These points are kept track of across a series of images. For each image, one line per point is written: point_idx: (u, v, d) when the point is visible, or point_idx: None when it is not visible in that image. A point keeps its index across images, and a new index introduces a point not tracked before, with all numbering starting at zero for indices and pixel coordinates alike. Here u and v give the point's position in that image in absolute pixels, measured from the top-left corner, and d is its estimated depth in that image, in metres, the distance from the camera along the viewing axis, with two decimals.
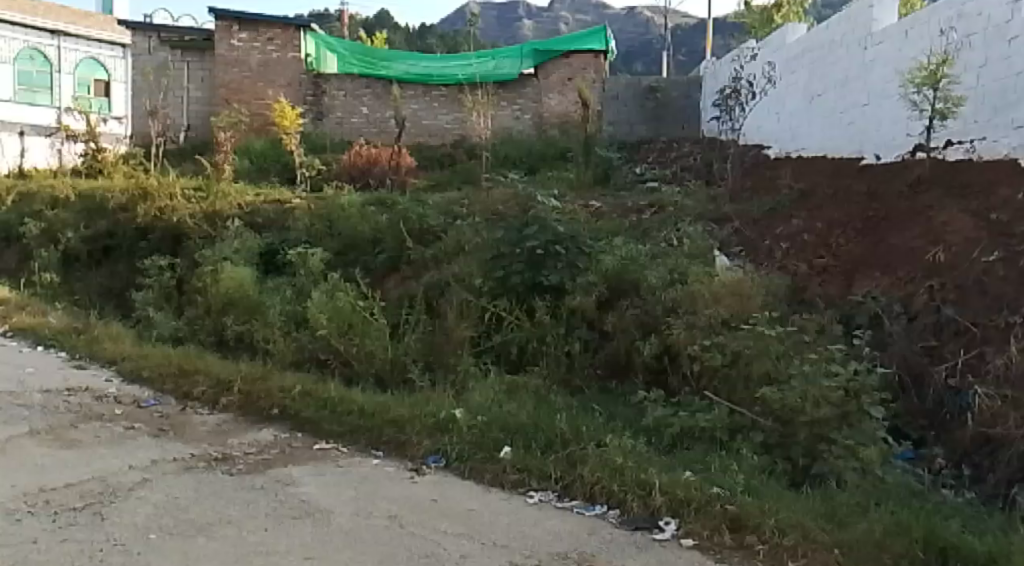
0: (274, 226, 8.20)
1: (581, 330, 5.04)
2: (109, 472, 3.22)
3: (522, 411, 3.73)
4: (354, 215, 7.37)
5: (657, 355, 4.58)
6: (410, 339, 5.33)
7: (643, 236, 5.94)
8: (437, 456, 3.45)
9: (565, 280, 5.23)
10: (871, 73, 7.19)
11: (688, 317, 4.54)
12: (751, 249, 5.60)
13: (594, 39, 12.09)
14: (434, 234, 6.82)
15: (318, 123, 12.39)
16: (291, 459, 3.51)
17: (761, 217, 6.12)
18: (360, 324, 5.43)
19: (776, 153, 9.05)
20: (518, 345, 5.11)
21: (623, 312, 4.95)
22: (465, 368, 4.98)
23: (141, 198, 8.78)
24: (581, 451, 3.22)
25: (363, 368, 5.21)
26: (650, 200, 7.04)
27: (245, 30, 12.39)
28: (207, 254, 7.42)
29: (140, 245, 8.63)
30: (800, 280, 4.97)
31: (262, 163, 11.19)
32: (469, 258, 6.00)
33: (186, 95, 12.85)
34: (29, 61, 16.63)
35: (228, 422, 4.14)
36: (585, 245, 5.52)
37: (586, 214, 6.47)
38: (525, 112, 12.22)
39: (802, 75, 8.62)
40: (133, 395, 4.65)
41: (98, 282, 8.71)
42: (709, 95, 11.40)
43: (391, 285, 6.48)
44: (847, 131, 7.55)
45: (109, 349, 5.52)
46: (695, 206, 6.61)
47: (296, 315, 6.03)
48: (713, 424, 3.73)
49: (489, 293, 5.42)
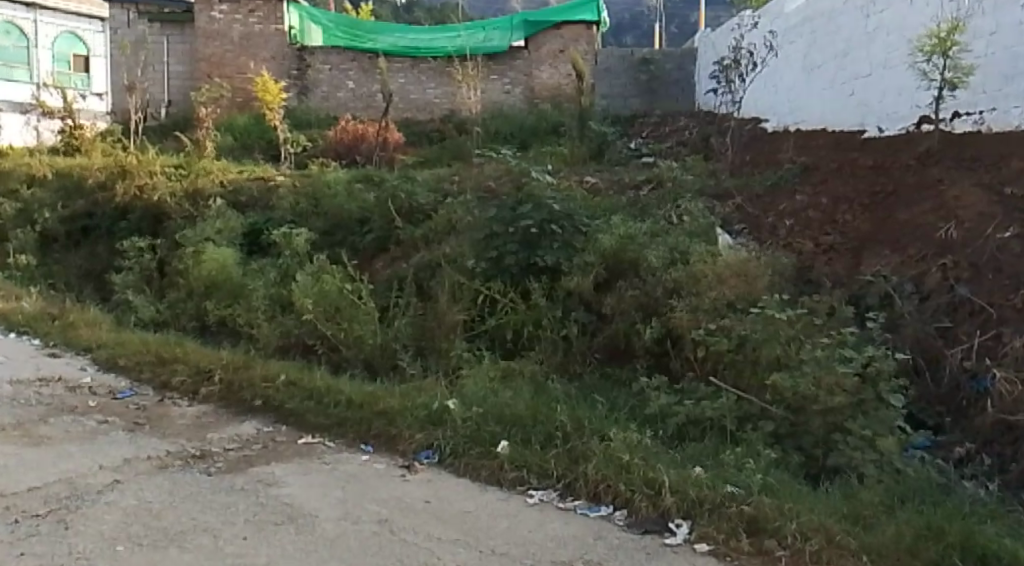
0: (258, 205, 7.94)
1: (579, 312, 4.83)
2: (77, 473, 3.00)
3: (519, 401, 3.52)
4: (341, 193, 7.11)
5: (658, 338, 4.39)
6: (400, 324, 5.12)
7: (641, 214, 5.72)
8: (430, 452, 3.25)
9: (562, 261, 5.02)
10: (874, 43, 6.96)
11: (691, 299, 4.34)
12: (753, 226, 5.39)
13: (586, 10, 11.79)
14: (424, 213, 6.58)
15: (303, 98, 12.05)
16: (274, 455, 3.30)
17: (763, 193, 5.90)
18: (348, 308, 5.20)
19: (775, 126, 8.80)
20: (513, 329, 4.90)
21: (622, 294, 4.75)
22: (457, 353, 4.77)
23: (120, 176, 8.47)
24: (583, 446, 3.03)
25: (351, 354, 5.00)
26: (647, 176, 6.81)
27: (226, 2, 12.01)
28: (189, 234, 7.13)
29: (120, 225, 8.34)
30: (806, 258, 4.76)
31: (246, 139, 10.87)
32: (461, 237, 5.78)
33: (166, 69, 12.47)
34: (5, 36, 15.90)
35: (208, 414, 3.92)
36: (582, 224, 5.30)
37: (582, 191, 6.23)
38: (515, 86, 11.91)
39: (801, 45, 8.37)
40: (109, 386, 4.42)
41: (77, 265, 8.42)
42: (704, 68, 11.14)
43: (380, 266, 6.24)
44: (848, 102, 7.32)
45: (85, 336, 5.28)
46: (694, 181, 6.38)
47: (281, 299, 5.79)
48: (720, 412, 3.54)
49: (482, 274, 5.20)
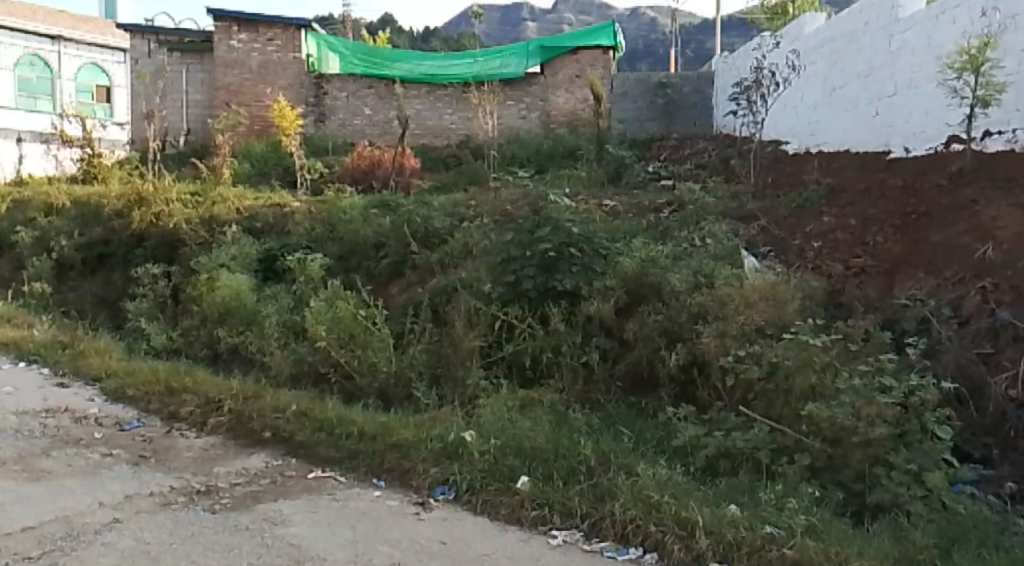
0: (274, 231, 7.88)
1: (599, 338, 4.67)
2: (74, 512, 2.85)
3: (539, 432, 3.35)
4: (356, 218, 7.00)
5: (683, 366, 4.22)
6: (415, 350, 4.97)
7: (663, 236, 5.55)
8: (445, 488, 3.08)
9: (582, 285, 4.85)
10: (898, 62, 6.80)
11: (718, 323, 4.17)
12: (779, 248, 5.21)
13: (602, 34, 11.69)
14: (439, 237, 6.45)
15: (320, 125, 12.05)
16: (283, 491, 3.15)
17: (789, 214, 5.73)
18: (362, 335, 5.06)
19: (796, 149, 8.64)
20: (531, 356, 4.73)
21: (645, 319, 4.58)
22: (475, 382, 4.61)
23: (136, 203, 8.44)
24: (609, 482, 2.86)
25: (365, 382, 4.86)
26: (667, 198, 6.67)
27: (245, 31, 12.06)
28: (204, 261, 7.06)
29: (136, 252, 8.28)
30: (835, 281, 4.58)
31: (263, 166, 10.84)
32: (477, 262, 5.64)
33: (185, 97, 12.50)
34: (29, 68, 17.68)
35: (216, 447, 3.77)
36: (602, 247, 5.14)
37: (601, 213, 6.08)
38: (532, 111, 11.84)
39: (821, 66, 8.24)
40: (115, 417, 4.29)
41: (92, 292, 8.36)
42: (723, 89, 11.02)
43: (396, 292, 6.11)
44: (872, 123, 7.16)
45: (94, 365, 5.17)
46: (716, 202, 6.21)
47: (294, 326, 5.66)
48: (752, 443, 3.36)
49: (499, 299, 5.04)
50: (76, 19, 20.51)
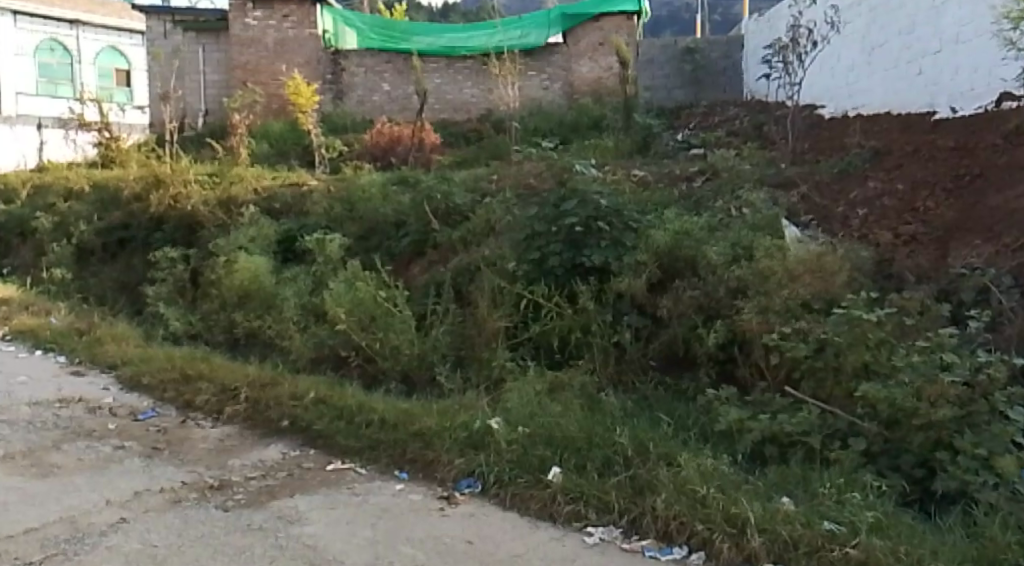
0: (293, 211, 7.71)
1: (631, 316, 4.44)
2: (79, 511, 2.69)
3: (571, 419, 3.13)
4: (376, 196, 6.79)
5: (722, 344, 3.98)
6: (438, 332, 4.77)
7: (696, 207, 5.28)
8: (471, 480, 2.88)
9: (612, 260, 4.61)
10: (943, 17, 6.42)
11: (759, 299, 3.92)
12: (822, 217, 4.91)
13: (626, 0, 11.37)
14: (462, 213, 6.21)
15: (338, 102, 11.83)
16: (300, 485, 2.97)
17: (830, 181, 5.41)
18: (383, 316, 4.87)
19: (832, 113, 8.27)
20: (559, 335, 4.51)
21: (680, 295, 4.34)
22: (500, 365, 4.41)
23: (154, 186, 8.29)
24: (648, 474, 2.65)
25: (388, 366, 4.69)
26: (698, 167, 6.38)
27: (260, 8, 11.82)
28: (222, 243, 6.90)
29: (155, 236, 8.14)
30: (884, 251, 4.29)
31: (282, 146, 10.65)
32: (501, 238, 5.41)
33: (202, 78, 12.31)
34: (49, 53, 18.23)
35: (232, 438, 3.60)
36: (632, 220, 4.88)
37: (630, 185, 5.81)
38: (553, 82, 11.52)
39: (859, 24, 7.84)
40: (130, 406, 4.13)
41: (112, 276, 8.25)
42: (752, 54, 10.62)
43: (417, 271, 5.91)
44: (915, 82, 6.79)
45: (110, 351, 5.03)
46: (751, 169, 5.90)
47: (314, 309, 5.49)
48: (801, 428, 3.13)
49: (524, 277, 4.81)
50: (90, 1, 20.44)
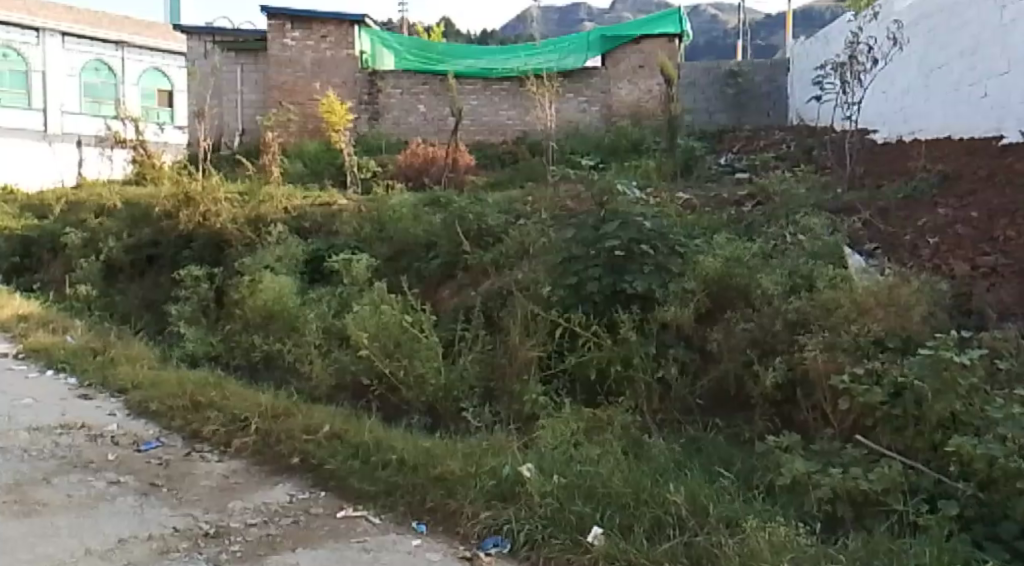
0: (322, 231, 7.46)
1: (676, 349, 4.07)
2: (54, 563, 2.39)
3: (613, 469, 2.77)
4: (406, 216, 6.49)
5: (781, 385, 3.61)
6: (466, 361, 4.43)
7: (747, 232, 4.90)
8: (498, 539, 2.54)
9: (656, 288, 4.25)
10: (1011, 36, 5.99)
11: (824, 334, 3.54)
12: (887, 244, 4.50)
13: (667, 22, 11.06)
14: (495, 235, 5.89)
15: (374, 123, 11.65)
16: (305, 536, 2.64)
17: (895, 207, 4.98)
18: (409, 342, 4.55)
19: (886, 137, 7.86)
20: (598, 368, 4.13)
21: (732, 328, 3.97)
22: (532, 400, 4.04)
23: (184, 203, 8.11)
24: (707, 542, 2.32)
25: (412, 396, 4.38)
26: (748, 191, 6.00)
27: (298, 28, 11.69)
28: (248, 262, 6.65)
29: (183, 254, 7.94)
30: (961, 283, 3.88)
31: (316, 165, 10.46)
32: (536, 261, 5.07)
33: (240, 97, 12.19)
34: (95, 73, 18.55)
35: (237, 475, 3.27)
36: (678, 245, 4.53)
37: (675, 207, 5.43)
38: (592, 104, 11.21)
39: (916, 45, 7.42)
40: (134, 435, 3.84)
41: (138, 294, 8.06)
42: (800, 76, 10.22)
43: (446, 295, 5.58)
44: (979, 105, 6.37)
45: (121, 374, 4.77)
46: (805, 192, 5.49)
47: (336, 332, 5.18)
48: (877, 486, 2.77)
49: (560, 303, 4.45)
50: (136, 23, 20.71)
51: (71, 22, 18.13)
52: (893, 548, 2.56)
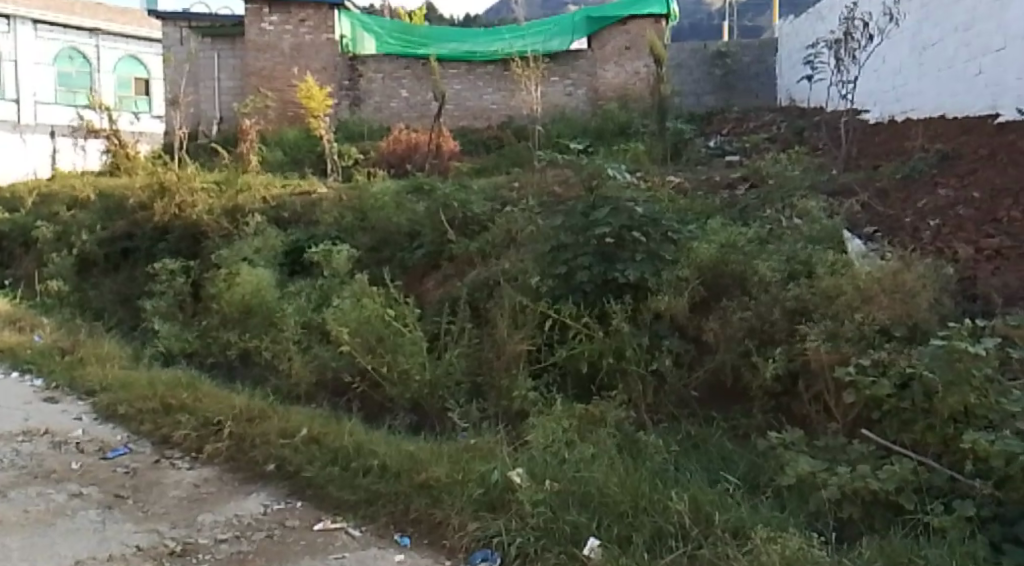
0: (302, 221, 7.23)
1: (671, 340, 3.90)
2: None
3: (609, 473, 2.60)
4: (389, 204, 6.26)
5: (781, 376, 3.45)
6: (452, 356, 4.24)
7: (741, 217, 4.72)
8: (487, 553, 2.37)
9: (648, 277, 4.07)
10: (1006, 10, 5.81)
11: (827, 323, 3.38)
12: (887, 226, 4.34)
13: (654, 2, 10.88)
14: (480, 223, 5.69)
15: (355, 109, 11.38)
16: (280, 553, 2.46)
17: (894, 188, 4.82)
18: (392, 337, 4.35)
19: (877, 118, 7.71)
20: (589, 361, 3.95)
21: (728, 317, 3.80)
22: (522, 396, 3.86)
23: (159, 194, 7.84)
24: (713, 556, 2.16)
25: (396, 393, 4.19)
26: (740, 173, 5.83)
27: (276, 12, 11.33)
28: (225, 254, 6.41)
29: (159, 247, 7.68)
30: (965, 267, 3.73)
31: (296, 153, 10.20)
32: (524, 250, 4.88)
33: (217, 84, 11.87)
34: (69, 61, 18.12)
35: (208, 484, 3.08)
36: (671, 231, 4.35)
37: (667, 191, 5.25)
38: (578, 87, 10.99)
39: (908, 22, 7.24)
40: (100, 441, 3.63)
41: (113, 288, 7.80)
42: (789, 56, 10.03)
43: (431, 286, 5.39)
44: (974, 83, 6.21)
45: (90, 375, 4.55)
46: (800, 173, 5.32)
47: (316, 327, 4.98)
48: (889, 485, 2.62)
49: (548, 294, 4.26)
50: (111, 9, 20.22)
51: (43, 9, 17.67)
52: (910, 555, 2.41)
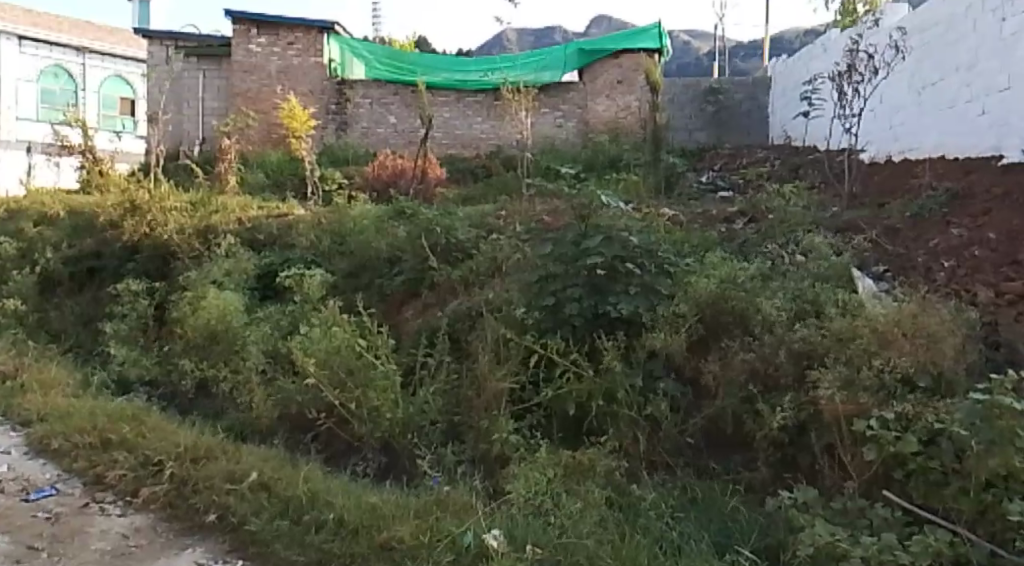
0: (277, 244, 6.88)
1: (667, 382, 3.58)
2: None
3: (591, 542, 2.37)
4: (368, 228, 5.91)
5: (789, 426, 3.13)
6: (427, 393, 3.88)
7: (742, 251, 4.43)
8: None
9: (643, 311, 3.74)
10: (1011, 50, 5.58)
11: (842, 368, 3.06)
12: (897, 266, 4.05)
13: (645, 38, 10.66)
14: (464, 251, 5.36)
15: (341, 134, 11.09)
16: None
17: (903, 225, 4.54)
18: (363, 370, 3.99)
19: (874, 156, 7.49)
20: (577, 403, 3.61)
21: (730, 359, 3.48)
22: (503, 440, 3.50)
23: (129, 212, 7.44)
24: None
25: (366, 432, 3.83)
26: (738, 207, 5.55)
27: (264, 34, 11.08)
28: (194, 276, 6.01)
29: (126, 267, 7.28)
30: (986, 313, 3.43)
31: (277, 176, 9.87)
32: (509, 280, 4.56)
33: (200, 104, 11.53)
34: (53, 79, 17.74)
35: (139, 535, 2.71)
36: (667, 263, 4.04)
37: (663, 222, 4.95)
38: (568, 119, 10.76)
39: (909, 60, 7.03)
40: (25, 481, 3.26)
41: (75, 309, 7.34)
42: (784, 93, 9.85)
43: (409, 316, 5.03)
44: (977, 123, 5.97)
45: (28, 404, 4.16)
46: (802, 207, 5.04)
47: (283, 357, 4.60)
48: (920, 560, 2.30)
49: (535, 328, 3.92)
50: (97, 28, 19.91)
51: (28, 25, 17.31)
52: None
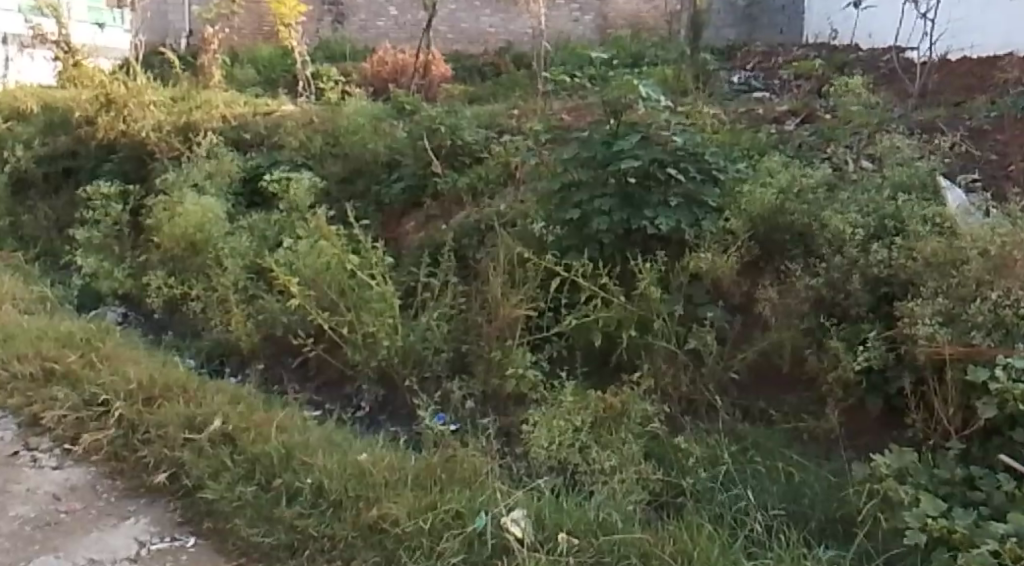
0: (265, 144, 6.18)
1: (715, 309, 2.99)
2: None
3: (637, 531, 2.03)
4: (366, 128, 5.24)
5: (868, 367, 2.57)
6: (430, 317, 3.31)
7: (801, 156, 3.78)
8: None
9: (685, 227, 3.14)
10: None
11: (941, 300, 2.47)
12: (988, 174, 3.45)
13: None
14: (473, 155, 4.67)
15: (338, 26, 10.19)
16: None
17: (991, 126, 3.89)
18: (356, 291, 3.42)
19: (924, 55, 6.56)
20: (605, 332, 3.05)
21: (793, 284, 2.89)
22: (519, 375, 2.95)
23: (104, 107, 6.71)
24: None
25: (359, 361, 3.30)
26: (788, 105, 4.85)
27: None
28: (171, 178, 5.34)
29: (103, 167, 6.57)
30: None
31: (269, 73, 9.02)
32: (527, 189, 3.95)
33: None
34: None
35: (72, 496, 2.45)
36: (715, 168, 3.39)
37: (707, 119, 4.27)
38: (586, 12, 9.83)
39: None
40: None
41: (47, 212, 6.63)
42: None
43: (411, 229, 4.43)
44: None
45: None
46: (866, 104, 4.34)
47: (266, 272, 4.02)
48: None
49: (555, 246, 3.32)
50: None
51: None
52: None
